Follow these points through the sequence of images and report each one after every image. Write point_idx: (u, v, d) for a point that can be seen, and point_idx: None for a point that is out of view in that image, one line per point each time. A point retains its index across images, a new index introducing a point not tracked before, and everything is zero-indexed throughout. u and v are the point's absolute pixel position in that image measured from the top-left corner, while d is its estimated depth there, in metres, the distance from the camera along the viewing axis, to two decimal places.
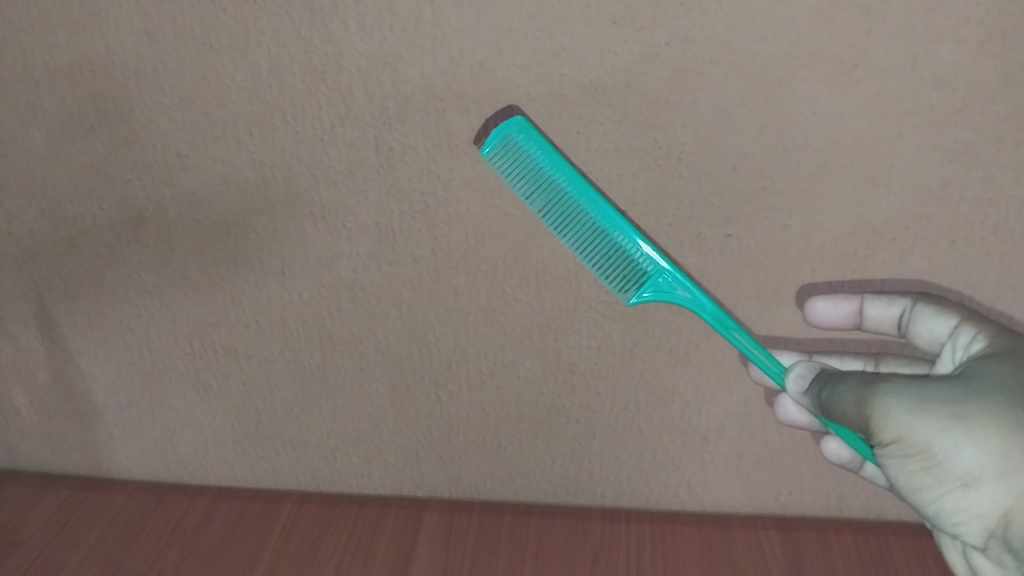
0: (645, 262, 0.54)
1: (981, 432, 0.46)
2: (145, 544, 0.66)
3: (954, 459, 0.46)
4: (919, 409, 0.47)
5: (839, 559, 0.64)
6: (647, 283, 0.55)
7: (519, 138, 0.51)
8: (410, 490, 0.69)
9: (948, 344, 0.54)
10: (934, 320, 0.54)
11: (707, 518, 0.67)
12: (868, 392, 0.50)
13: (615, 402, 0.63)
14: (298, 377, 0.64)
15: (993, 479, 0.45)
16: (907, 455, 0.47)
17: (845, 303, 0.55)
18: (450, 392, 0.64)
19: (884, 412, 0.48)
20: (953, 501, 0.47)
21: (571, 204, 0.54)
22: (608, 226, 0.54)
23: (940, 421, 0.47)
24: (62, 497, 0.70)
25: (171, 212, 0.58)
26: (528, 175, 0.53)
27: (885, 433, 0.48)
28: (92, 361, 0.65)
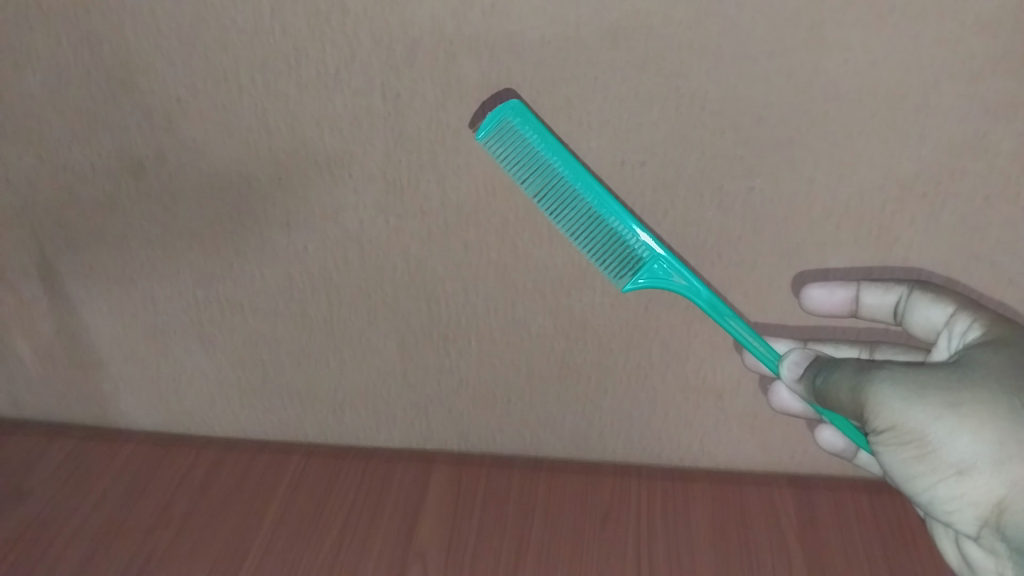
0: (638, 247, 0.53)
1: (976, 421, 0.45)
2: (151, 499, 0.65)
3: (949, 447, 0.45)
4: (916, 397, 0.46)
5: (853, 518, 0.63)
6: (642, 270, 0.54)
7: (514, 122, 0.50)
8: (419, 443, 0.68)
9: (944, 332, 0.54)
10: (930, 308, 0.53)
11: (720, 476, 0.66)
12: (863, 378, 0.49)
13: (628, 358, 0.61)
14: (304, 330, 0.63)
15: (988, 467, 0.44)
16: (901, 443, 0.46)
17: (840, 288, 0.54)
18: (459, 346, 0.62)
19: (879, 398, 0.47)
20: (946, 489, 0.45)
21: (567, 188, 0.52)
22: (601, 211, 0.53)
23: (935, 409, 0.46)
24: (70, 447, 0.69)
25: (172, 160, 0.56)
26: (519, 159, 0.51)
27: (880, 421, 0.47)
28: (96, 312, 0.64)
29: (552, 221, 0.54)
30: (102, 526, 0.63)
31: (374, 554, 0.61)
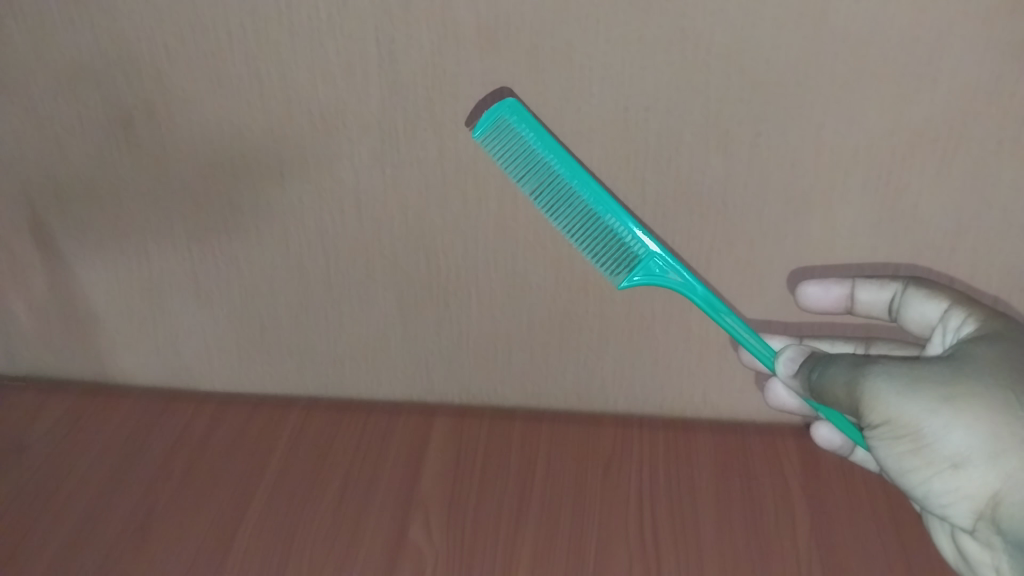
0: (635, 245, 0.54)
1: (971, 415, 0.44)
2: (149, 459, 0.64)
3: (943, 441, 0.44)
4: (909, 392, 0.45)
5: (856, 467, 0.63)
6: (638, 267, 0.54)
7: (511, 122, 0.50)
8: (420, 396, 0.68)
9: (939, 327, 0.54)
10: (925, 303, 0.54)
11: (722, 426, 0.66)
12: (858, 373, 0.48)
13: (631, 310, 0.60)
14: (301, 283, 0.62)
15: (983, 460, 0.44)
16: (896, 438, 0.46)
17: (835, 285, 0.55)
18: (459, 299, 0.61)
19: (873, 395, 0.46)
20: (941, 484, 0.45)
21: (563, 185, 0.53)
22: (598, 208, 0.53)
23: (930, 402, 0.45)
24: (69, 402, 0.69)
25: (160, 111, 0.55)
26: (515, 158, 0.51)
27: (875, 416, 0.46)
28: (90, 268, 0.63)
29: (548, 217, 0.54)
30: (101, 486, 0.61)
31: (378, 499, 0.60)
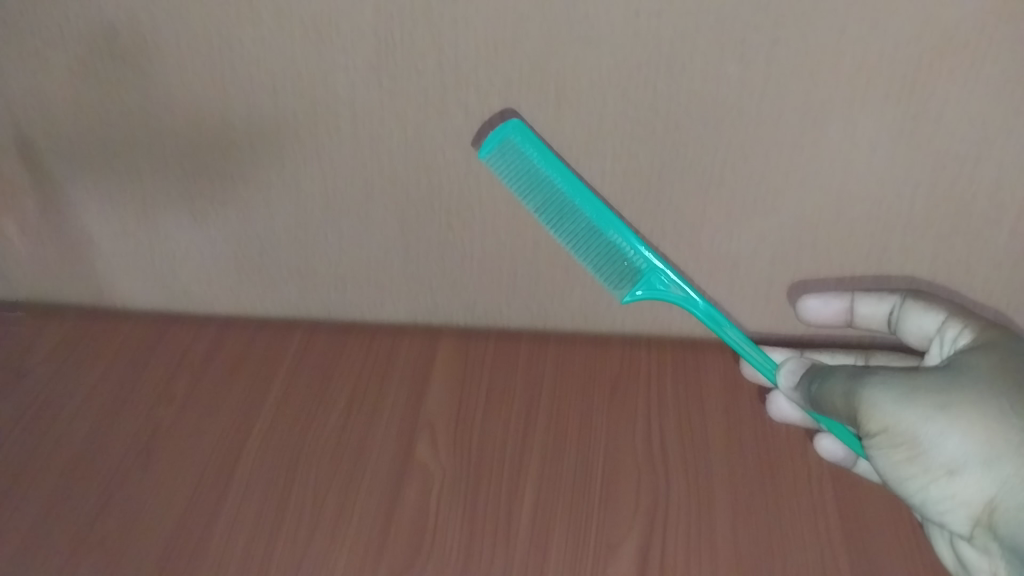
0: (637, 258, 0.57)
1: (966, 421, 0.45)
2: (151, 383, 0.63)
3: (938, 447, 0.45)
4: (907, 401, 0.46)
5: None
6: (640, 281, 0.58)
7: (517, 144, 0.53)
8: (424, 318, 0.66)
9: (937, 339, 0.55)
10: (922, 316, 0.56)
11: (732, 347, 0.65)
12: (856, 383, 0.49)
13: (639, 229, 0.58)
14: (299, 204, 0.60)
15: (979, 467, 0.44)
16: (894, 446, 0.46)
17: (834, 299, 0.58)
18: (462, 219, 0.59)
19: (870, 403, 0.47)
20: (937, 491, 0.45)
21: (566, 202, 0.55)
22: (601, 226, 0.56)
23: (926, 410, 0.45)
24: (67, 327, 0.68)
25: (143, 21, 0.51)
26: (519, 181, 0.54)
27: (873, 427, 0.47)
28: (81, 189, 0.61)
29: (554, 233, 0.57)
30: (103, 409, 0.61)
31: (384, 420, 0.59)
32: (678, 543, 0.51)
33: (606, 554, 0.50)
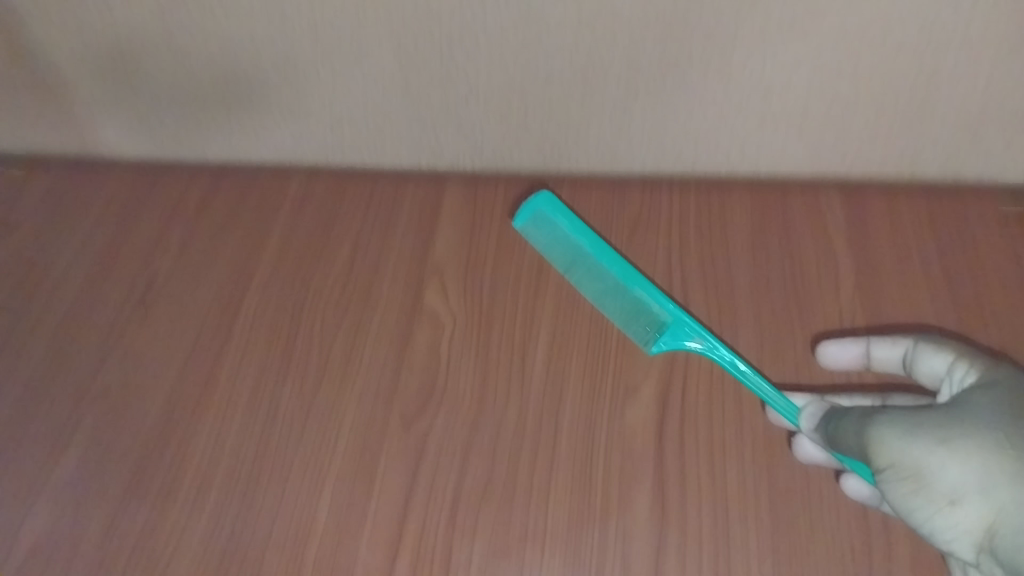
0: (653, 305, 0.51)
1: (975, 449, 0.35)
2: (144, 235, 0.59)
3: (938, 473, 0.35)
4: (912, 428, 0.37)
5: (906, 227, 0.56)
6: (664, 330, 0.50)
7: (552, 215, 0.55)
8: (429, 163, 0.60)
9: (944, 380, 0.44)
10: (933, 356, 0.45)
11: (760, 187, 0.59)
12: (867, 425, 0.39)
13: (666, 54, 0.50)
14: (280, 36, 0.52)
15: (986, 499, 0.34)
16: (897, 482, 0.37)
17: (846, 345, 0.48)
18: (466, 50, 0.51)
19: (873, 437, 0.38)
20: (941, 528, 0.36)
21: (591, 263, 0.54)
22: (628, 285, 0.52)
23: (934, 438, 0.36)
24: (54, 179, 0.64)
25: None
26: (556, 250, 0.55)
27: (876, 460, 0.38)
28: (44, 25, 0.53)
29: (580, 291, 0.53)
30: (97, 264, 0.58)
31: (389, 267, 0.55)
32: (700, 386, 0.48)
33: (624, 396, 0.48)
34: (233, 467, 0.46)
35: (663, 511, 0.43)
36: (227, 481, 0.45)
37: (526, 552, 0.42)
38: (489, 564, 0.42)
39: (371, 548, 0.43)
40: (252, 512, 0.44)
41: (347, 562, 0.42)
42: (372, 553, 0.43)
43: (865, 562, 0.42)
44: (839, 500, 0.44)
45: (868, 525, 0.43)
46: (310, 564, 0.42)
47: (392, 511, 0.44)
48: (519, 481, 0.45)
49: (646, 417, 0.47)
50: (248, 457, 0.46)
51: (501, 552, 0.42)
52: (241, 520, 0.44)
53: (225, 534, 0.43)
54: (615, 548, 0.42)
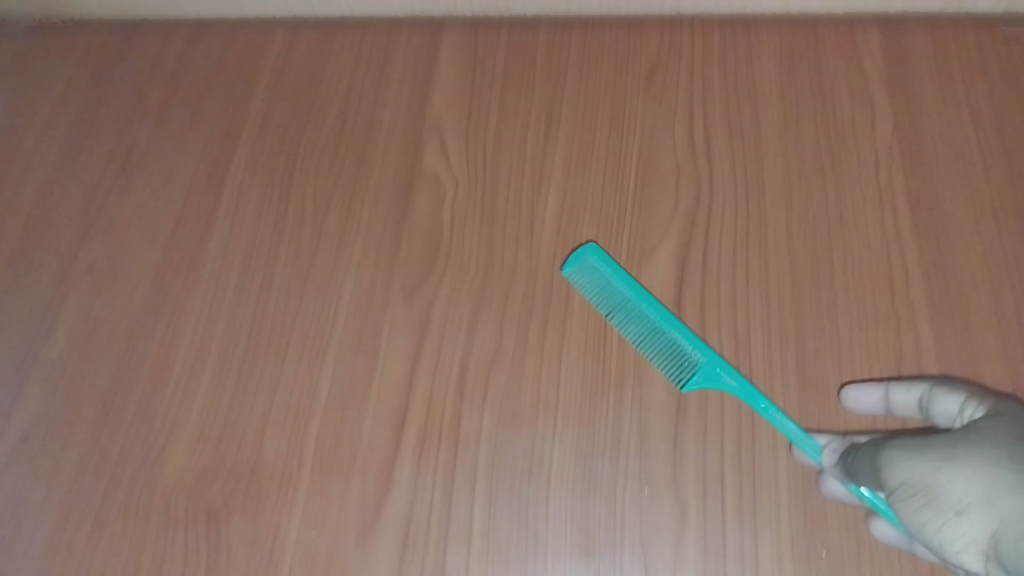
0: (686, 345, 0.41)
1: (988, 457, 0.29)
2: (120, 93, 0.54)
3: (944, 485, 0.29)
4: (921, 443, 0.31)
5: (956, 59, 0.50)
6: (699, 372, 0.40)
7: (598, 264, 0.43)
8: (424, 8, 0.54)
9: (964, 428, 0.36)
10: (953, 402, 0.36)
11: (792, 24, 0.52)
12: (879, 449, 0.33)
13: None
14: None
15: (993, 511, 0.28)
16: (902, 502, 0.31)
17: (863, 393, 0.39)
18: None
19: (883, 457, 0.32)
20: (948, 545, 0.30)
21: (633, 311, 0.42)
22: (663, 324, 0.42)
23: (942, 451, 0.30)
24: (20, 41, 0.58)
25: None
26: (596, 302, 0.43)
27: (885, 482, 0.32)
28: None
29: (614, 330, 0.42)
30: (73, 128, 0.53)
31: (386, 122, 0.51)
32: (723, 243, 0.45)
33: (641, 257, 0.44)
34: (228, 343, 0.44)
35: None
36: (222, 360, 0.43)
37: (538, 420, 0.40)
38: (499, 432, 0.40)
39: (376, 419, 0.41)
40: (251, 385, 0.42)
41: (352, 434, 0.41)
42: (377, 425, 0.41)
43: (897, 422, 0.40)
44: (872, 358, 0.41)
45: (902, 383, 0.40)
46: (313, 436, 0.41)
47: (396, 385, 0.42)
48: (530, 348, 0.42)
49: (664, 279, 0.44)
50: (243, 330, 0.44)
51: (512, 422, 0.40)
52: (239, 394, 0.42)
53: (224, 408, 0.42)
54: (632, 413, 0.40)
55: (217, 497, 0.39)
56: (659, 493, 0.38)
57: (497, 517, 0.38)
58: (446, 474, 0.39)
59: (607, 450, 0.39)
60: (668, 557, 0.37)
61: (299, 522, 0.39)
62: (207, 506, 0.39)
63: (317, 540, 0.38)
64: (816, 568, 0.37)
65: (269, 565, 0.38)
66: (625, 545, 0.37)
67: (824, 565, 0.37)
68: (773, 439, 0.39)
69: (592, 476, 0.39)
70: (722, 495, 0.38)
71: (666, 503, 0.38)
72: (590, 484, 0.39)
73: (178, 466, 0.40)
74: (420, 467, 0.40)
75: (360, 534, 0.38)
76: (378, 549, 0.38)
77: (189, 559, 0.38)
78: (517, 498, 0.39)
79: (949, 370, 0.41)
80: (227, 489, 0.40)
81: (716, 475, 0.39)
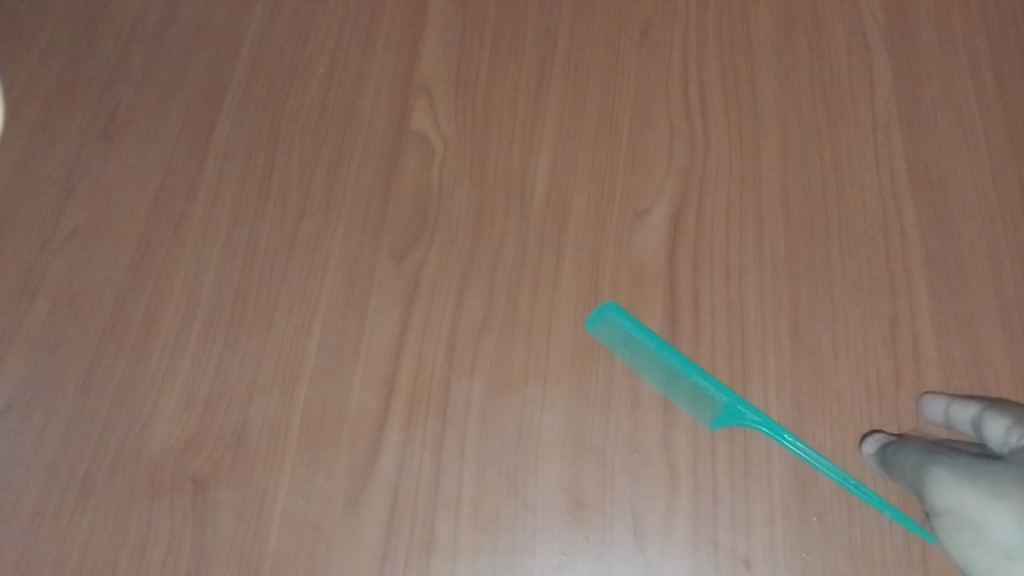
0: (709, 388, 0.39)
1: None
2: (101, 48, 0.52)
3: (992, 522, 0.31)
4: (969, 472, 0.33)
5: (955, 16, 0.48)
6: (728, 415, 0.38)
7: (618, 318, 0.41)
8: None
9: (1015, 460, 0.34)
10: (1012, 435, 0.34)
11: None
12: (926, 462, 0.34)
13: None
14: None
15: None
16: (950, 529, 0.33)
17: (927, 402, 0.38)
18: None
19: (929, 475, 0.34)
20: None
21: (653, 356, 0.40)
22: (685, 368, 0.39)
23: (994, 487, 0.32)
24: None
25: None
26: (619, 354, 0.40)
27: (928, 499, 0.34)
28: None
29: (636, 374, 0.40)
30: (50, 83, 0.51)
31: (373, 82, 0.49)
32: (717, 205, 0.44)
33: (633, 220, 0.44)
34: (213, 312, 0.43)
35: (672, 339, 0.40)
36: (208, 329, 0.42)
37: (528, 387, 0.40)
38: (488, 399, 0.40)
39: (364, 387, 0.40)
40: (236, 353, 0.42)
41: (339, 401, 0.40)
42: (365, 393, 0.40)
43: (891, 386, 0.39)
44: (868, 322, 0.40)
45: (896, 347, 0.40)
46: (300, 404, 0.40)
47: (385, 352, 0.41)
48: (520, 313, 0.42)
49: (656, 242, 0.43)
50: (228, 297, 0.43)
51: (502, 388, 0.40)
52: (225, 362, 0.41)
53: (210, 377, 0.41)
54: (623, 379, 0.40)
55: (204, 466, 0.39)
56: (650, 459, 0.38)
57: (487, 484, 0.38)
58: (435, 442, 0.39)
59: (597, 417, 0.39)
60: (659, 524, 0.37)
61: (286, 490, 0.38)
62: (193, 476, 0.39)
63: (304, 509, 0.38)
64: (808, 533, 0.36)
65: (256, 534, 0.38)
66: (616, 511, 0.37)
67: (816, 531, 0.36)
68: (765, 405, 0.39)
69: (583, 443, 0.38)
70: (713, 461, 0.38)
71: (657, 469, 0.38)
72: (580, 451, 0.38)
73: (163, 436, 0.40)
74: (408, 435, 0.39)
75: (348, 502, 0.38)
76: (366, 517, 0.38)
77: (176, 528, 0.38)
78: (507, 466, 0.38)
79: (943, 333, 0.40)
80: (213, 459, 0.39)
81: (707, 441, 0.38)
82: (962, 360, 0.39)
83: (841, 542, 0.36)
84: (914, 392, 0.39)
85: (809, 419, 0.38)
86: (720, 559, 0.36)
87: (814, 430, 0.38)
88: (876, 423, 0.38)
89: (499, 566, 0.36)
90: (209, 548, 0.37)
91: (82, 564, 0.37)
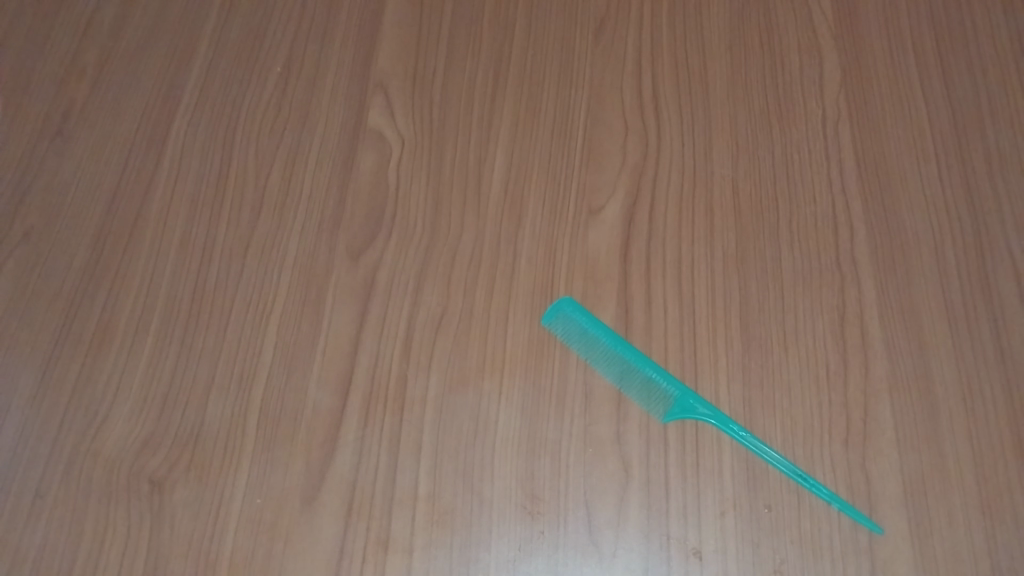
0: (662, 382, 0.40)
1: None
2: (55, 46, 0.51)
3: None
4: None
5: (903, 14, 0.49)
6: (681, 407, 0.39)
7: (574, 314, 0.41)
8: None
9: None
10: None
11: None
12: None
13: None
14: None
15: None
16: None
17: None
18: None
19: None
20: None
21: (610, 352, 0.41)
22: (638, 363, 0.40)
23: None
24: None
25: None
26: (577, 348, 0.41)
27: None
28: None
29: (594, 368, 0.40)
30: (4, 81, 0.50)
31: (330, 80, 0.49)
32: (670, 201, 0.44)
33: (588, 216, 0.44)
34: (169, 311, 0.43)
35: (626, 334, 0.41)
36: (165, 328, 0.42)
37: (484, 384, 0.40)
38: (444, 396, 0.40)
39: (321, 385, 0.40)
40: (193, 353, 0.42)
41: (295, 400, 0.40)
42: (321, 392, 0.40)
43: (839, 378, 0.40)
44: (816, 315, 0.41)
45: (844, 340, 0.41)
46: (257, 404, 0.40)
47: (342, 350, 0.41)
48: (477, 310, 0.42)
49: (611, 239, 0.43)
50: (185, 297, 0.43)
51: (459, 384, 0.40)
52: (182, 362, 0.41)
53: (167, 377, 0.41)
54: (577, 374, 0.40)
55: (161, 467, 0.39)
56: (604, 453, 0.39)
57: (443, 479, 0.38)
58: (391, 440, 0.39)
59: (552, 411, 0.40)
60: (612, 516, 0.38)
61: (243, 490, 0.39)
62: (149, 477, 0.39)
63: (261, 508, 0.38)
64: (758, 524, 0.37)
65: (213, 534, 0.38)
66: (569, 505, 0.38)
67: (766, 521, 0.37)
68: (716, 398, 0.40)
69: (538, 438, 0.39)
70: (665, 454, 0.39)
71: (610, 463, 0.39)
72: (536, 446, 0.39)
73: (119, 438, 0.40)
74: (365, 433, 0.39)
75: (305, 500, 0.38)
76: (323, 515, 0.38)
77: (132, 529, 0.38)
78: (463, 461, 0.39)
79: (890, 326, 0.41)
80: (170, 459, 0.39)
81: (659, 434, 0.39)
82: (906, 351, 0.40)
83: (789, 531, 0.37)
84: (862, 384, 0.40)
85: (758, 411, 0.39)
86: (672, 549, 0.37)
87: (763, 421, 0.39)
88: (825, 413, 0.39)
89: (455, 562, 0.37)
90: (166, 548, 0.37)
91: (37, 566, 0.37)
